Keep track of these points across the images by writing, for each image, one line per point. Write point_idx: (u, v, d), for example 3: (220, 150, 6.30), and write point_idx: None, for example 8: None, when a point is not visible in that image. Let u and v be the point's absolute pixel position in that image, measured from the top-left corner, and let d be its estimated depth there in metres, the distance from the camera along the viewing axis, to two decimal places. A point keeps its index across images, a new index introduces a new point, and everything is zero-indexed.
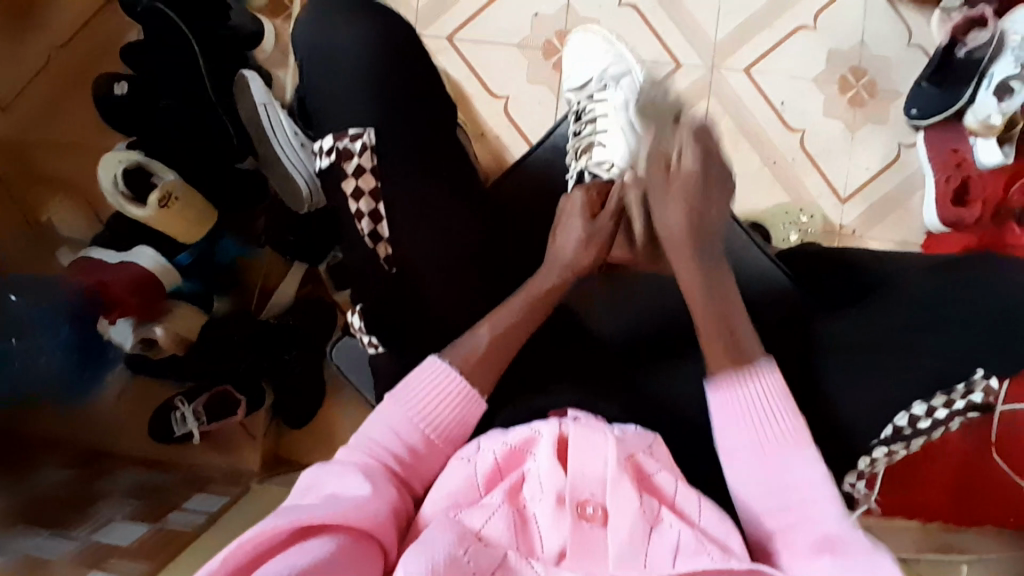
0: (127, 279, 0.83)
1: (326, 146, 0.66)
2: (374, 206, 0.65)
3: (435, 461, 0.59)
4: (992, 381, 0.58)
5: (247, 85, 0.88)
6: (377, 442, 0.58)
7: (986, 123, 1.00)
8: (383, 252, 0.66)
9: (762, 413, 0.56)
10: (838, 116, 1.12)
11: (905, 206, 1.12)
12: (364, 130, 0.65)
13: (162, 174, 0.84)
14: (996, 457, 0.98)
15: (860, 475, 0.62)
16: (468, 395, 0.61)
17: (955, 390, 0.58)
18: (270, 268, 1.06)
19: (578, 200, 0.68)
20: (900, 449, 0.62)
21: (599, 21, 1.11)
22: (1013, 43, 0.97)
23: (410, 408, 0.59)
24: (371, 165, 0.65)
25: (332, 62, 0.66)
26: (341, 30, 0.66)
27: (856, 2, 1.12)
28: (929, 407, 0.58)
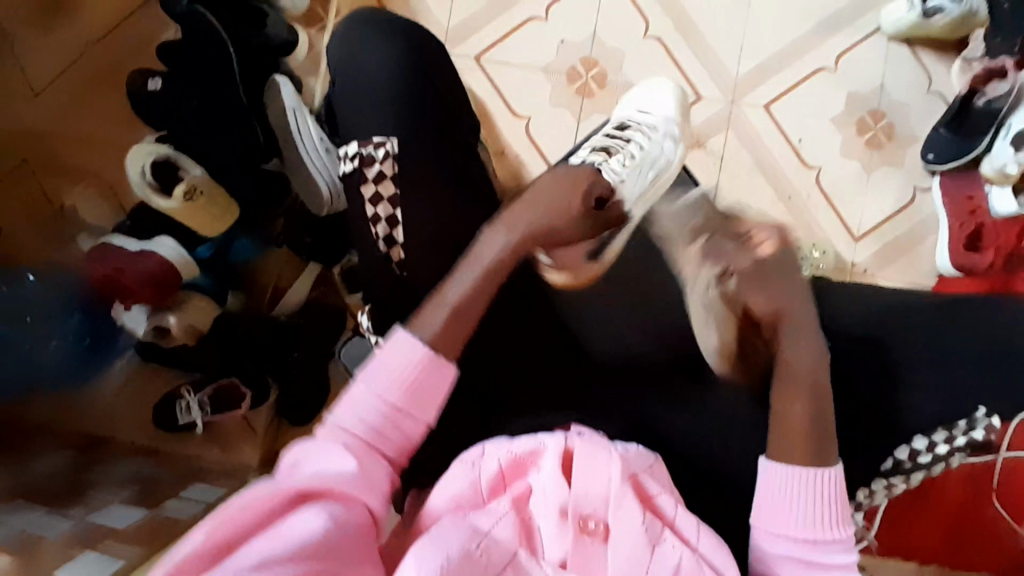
0: (143, 268, 0.85)
1: (349, 152, 0.69)
2: (392, 211, 0.67)
3: (407, 429, 0.57)
4: (995, 420, 0.60)
5: (278, 90, 0.92)
6: (345, 421, 0.57)
7: (1001, 172, 1.00)
8: (397, 257, 0.67)
9: (818, 501, 0.57)
10: (855, 157, 1.13)
11: (918, 248, 1.12)
12: (388, 138, 0.68)
13: (189, 168, 0.87)
14: (996, 505, 0.94)
15: (859, 505, 0.63)
16: (431, 364, 0.58)
17: (956, 426, 0.60)
18: (284, 268, 1.08)
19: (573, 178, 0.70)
20: (899, 484, 0.63)
21: (622, 49, 1.14)
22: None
23: (373, 385, 0.57)
24: (390, 173, 0.67)
25: (363, 73, 0.69)
26: (374, 46, 0.70)
27: (877, 48, 1.15)
28: (930, 442, 0.60)
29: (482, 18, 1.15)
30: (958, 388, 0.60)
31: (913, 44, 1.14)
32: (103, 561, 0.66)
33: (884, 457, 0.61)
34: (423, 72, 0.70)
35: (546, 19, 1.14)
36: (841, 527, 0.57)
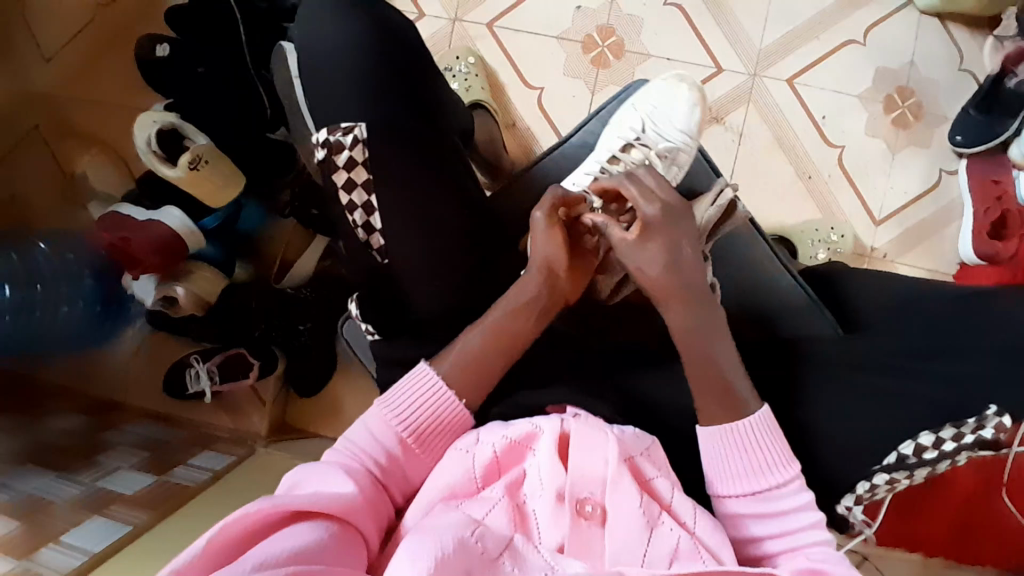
0: (152, 236, 0.85)
1: (319, 140, 0.67)
2: (367, 198, 0.66)
3: (416, 469, 0.58)
4: (1004, 419, 0.55)
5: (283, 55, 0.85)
6: (357, 446, 0.57)
7: None
8: (375, 244, 0.67)
9: (754, 453, 0.57)
10: (880, 136, 1.09)
11: (942, 234, 1.09)
12: (356, 124, 0.66)
13: (194, 137, 0.86)
14: (1003, 499, 0.94)
15: (858, 497, 0.62)
16: (452, 405, 0.60)
17: (965, 424, 0.57)
18: (291, 240, 1.06)
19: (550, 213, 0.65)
20: (902, 480, 0.60)
21: (641, 18, 1.09)
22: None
23: (390, 413, 0.58)
24: (361, 159, 0.66)
25: (356, 42, 0.67)
26: (371, 12, 0.68)
27: (908, 21, 1.09)
28: (936, 438, 0.58)
29: None
30: (969, 383, 0.58)
31: (947, 18, 1.09)
32: (111, 527, 0.67)
33: (887, 452, 0.60)
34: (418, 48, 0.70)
35: None
36: (789, 478, 0.57)
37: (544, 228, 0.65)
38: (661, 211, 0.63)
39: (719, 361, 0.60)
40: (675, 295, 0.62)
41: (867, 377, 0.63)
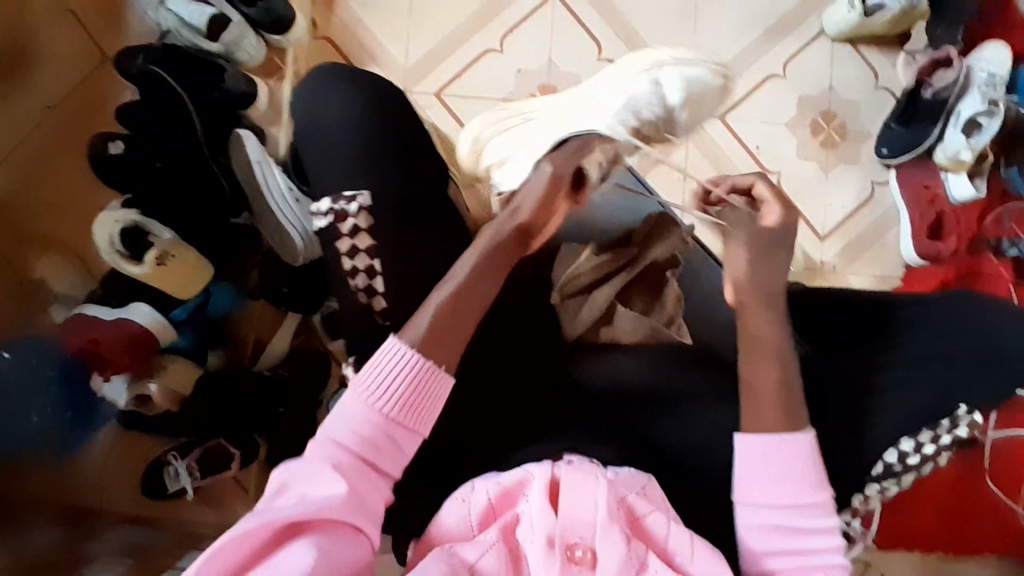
0: (122, 336, 0.85)
1: (323, 208, 0.69)
2: (369, 262, 0.68)
3: (404, 441, 0.60)
4: (974, 416, 0.61)
5: (242, 142, 0.92)
6: (348, 433, 0.58)
7: (955, 159, 1.08)
8: (379, 306, 0.68)
9: (794, 474, 0.60)
10: (811, 158, 1.17)
11: (881, 243, 1.17)
12: (359, 192, 0.69)
13: (158, 233, 0.86)
14: (989, 486, 1.03)
15: (854, 511, 0.65)
16: (431, 370, 0.61)
17: (940, 426, 0.62)
18: (262, 319, 1.06)
19: (541, 176, 0.70)
20: (891, 487, 0.64)
21: (580, 74, 1.16)
22: (982, 80, 1.06)
23: (371, 390, 0.59)
24: (365, 225, 0.68)
25: (324, 130, 0.71)
26: (336, 97, 0.72)
27: (823, 50, 1.19)
28: (916, 443, 0.61)
29: (439, 55, 1.16)
30: (947, 381, 0.63)
31: (857, 44, 1.19)
32: None
33: (873, 461, 0.63)
34: (382, 123, 0.72)
35: (502, 51, 1.16)
36: (819, 495, 0.60)
37: (548, 172, 0.70)
38: (783, 215, 0.68)
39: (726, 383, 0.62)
40: (754, 299, 0.65)
41: (839, 393, 0.66)
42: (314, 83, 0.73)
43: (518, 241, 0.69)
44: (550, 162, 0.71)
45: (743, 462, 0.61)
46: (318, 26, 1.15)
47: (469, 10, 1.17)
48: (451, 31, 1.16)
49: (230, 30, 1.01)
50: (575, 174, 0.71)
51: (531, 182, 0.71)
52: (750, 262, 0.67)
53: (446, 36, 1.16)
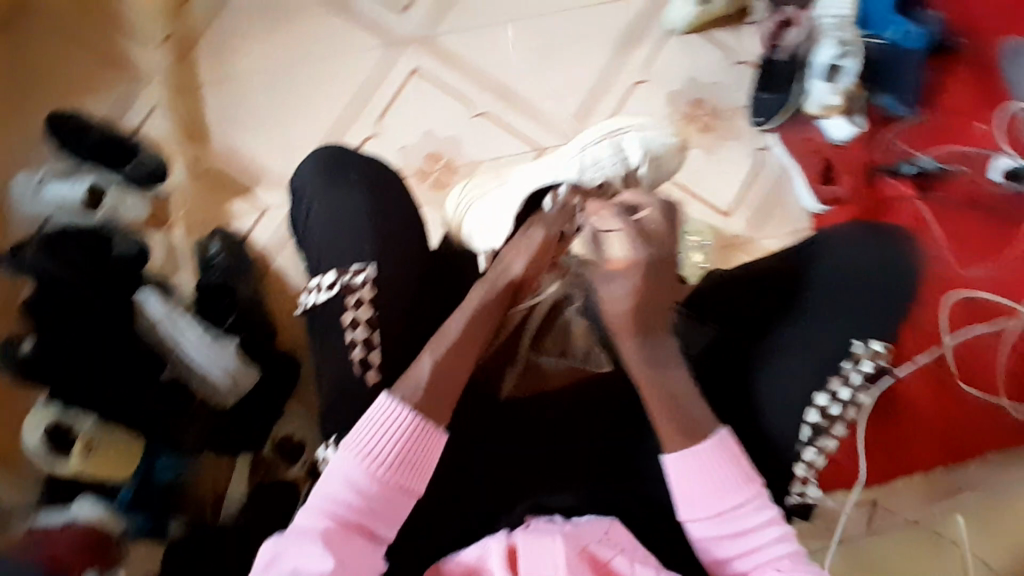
0: (66, 540, 0.80)
1: (327, 282, 0.74)
2: (370, 333, 0.72)
3: (397, 503, 0.61)
4: (873, 348, 0.69)
5: (143, 306, 0.94)
6: (339, 504, 0.60)
7: (825, 106, 1.14)
8: (373, 379, 0.71)
9: (710, 477, 0.63)
10: (695, 145, 1.22)
11: (784, 201, 1.22)
12: (366, 265, 0.74)
13: (77, 422, 0.88)
14: (963, 388, 1.14)
15: (802, 481, 0.70)
16: (422, 434, 0.62)
17: (845, 370, 0.69)
18: (218, 472, 1.03)
19: (536, 235, 0.73)
20: (829, 445, 0.69)
21: (459, 135, 1.20)
22: (830, 25, 1.13)
23: (364, 454, 0.61)
24: (370, 296, 0.73)
25: (333, 220, 0.76)
26: (343, 191, 0.77)
27: (675, 46, 1.25)
28: (830, 394, 0.68)
29: None
30: (846, 320, 0.70)
31: (704, 31, 1.25)
32: None
33: (800, 424, 0.69)
34: (381, 209, 0.76)
35: (381, 134, 1.19)
36: (745, 492, 0.63)
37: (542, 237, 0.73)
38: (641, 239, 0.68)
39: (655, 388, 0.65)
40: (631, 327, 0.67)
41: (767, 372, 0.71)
42: (330, 176, 0.78)
43: (499, 299, 0.70)
44: (541, 230, 0.73)
45: (673, 482, 0.64)
46: (199, 164, 1.17)
47: (340, 106, 1.20)
48: (326, 131, 1.19)
49: (108, 198, 1.01)
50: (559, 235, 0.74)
51: (523, 247, 0.73)
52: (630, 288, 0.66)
53: (324, 136, 1.19)
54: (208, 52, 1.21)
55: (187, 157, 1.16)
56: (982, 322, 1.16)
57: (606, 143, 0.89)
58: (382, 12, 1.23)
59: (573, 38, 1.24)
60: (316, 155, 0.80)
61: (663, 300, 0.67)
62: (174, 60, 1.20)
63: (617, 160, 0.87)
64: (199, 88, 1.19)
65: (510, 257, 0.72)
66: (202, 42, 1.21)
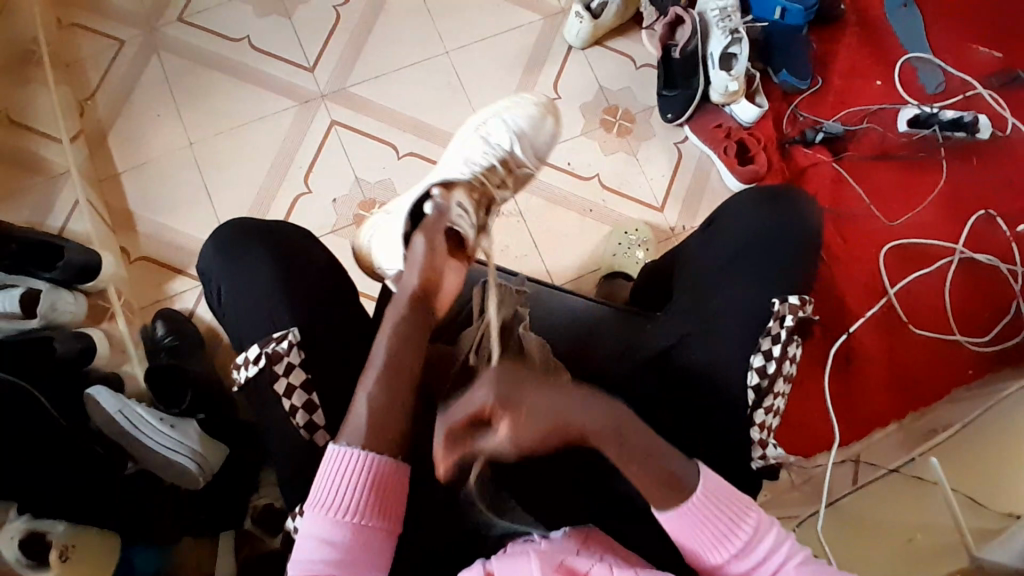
0: None
1: (253, 356, 0.73)
2: (307, 396, 0.72)
3: (376, 545, 0.62)
4: (789, 301, 0.71)
5: (96, 401, 0.88)
6: (317, 562, 0.60)
7: (728, 92, 1.23)
8: (323, 439, 0.71)
9: (714, 522, 0.60)
10: (616, 149, 1.27)
11: (708, 188, 1.27)
12: (288, 330, 0.74)
13: (52, 527, 0.81)
14: (912, 330, 1.23)
15: (761, 446, 0.72)
16: (382, 475, 0.62)
17: (772, 328, 0.71)
18: (200, 554, 1.01)
19: (419, 245, 0.74)
20: (775, 402, 0.72)
21: (389, 178, 1.22)
22: (715, 18, 1.25)
23: (328, 510, 0.61)
24: (299, 360, 0.73)
25: (251, 288, 0.77)
26: (253, 258, 0.78)
27: (579, 60, 1.31)
28: (763, 354, 0.70)
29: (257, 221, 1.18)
30: (758, 283, 0.74)
31: (603, 42, 1.31)
32: None
33: (746, 390, 0.71)
34: (293, 270, 0.78)
35: (311, 190, 1.20)
36: (750, 523, 0.60)
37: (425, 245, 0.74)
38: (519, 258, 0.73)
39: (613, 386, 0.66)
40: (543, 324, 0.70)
41: (709, 345, 0.74)
42: (236, 249, 0.79)
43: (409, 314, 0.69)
44: (421, 236, 0.75)
45: (683, 538, 0.61)
46: (130, 252, 1.16)
47: (265, 170, 1.21)
48: (257, 196, 1.20)
49: (42, 300, 0.99)
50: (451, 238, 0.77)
51: (411, 264, 0.74)
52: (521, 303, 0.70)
53: (254, 202, 1.19)
54: (121, 141, 1.21)
55: (116, 246, 1.15)
56: (918, 269, 1.26)
57: (473, 135, 0.91)
58: (291, 74, 1.25)
59: (482, 69, 1.28)
60: (218, 233, 0.81)
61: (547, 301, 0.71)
62: (87, 154, 1.20)
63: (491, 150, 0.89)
64: (118, 177, 1.19)
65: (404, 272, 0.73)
66: (114, 132, 1.21)
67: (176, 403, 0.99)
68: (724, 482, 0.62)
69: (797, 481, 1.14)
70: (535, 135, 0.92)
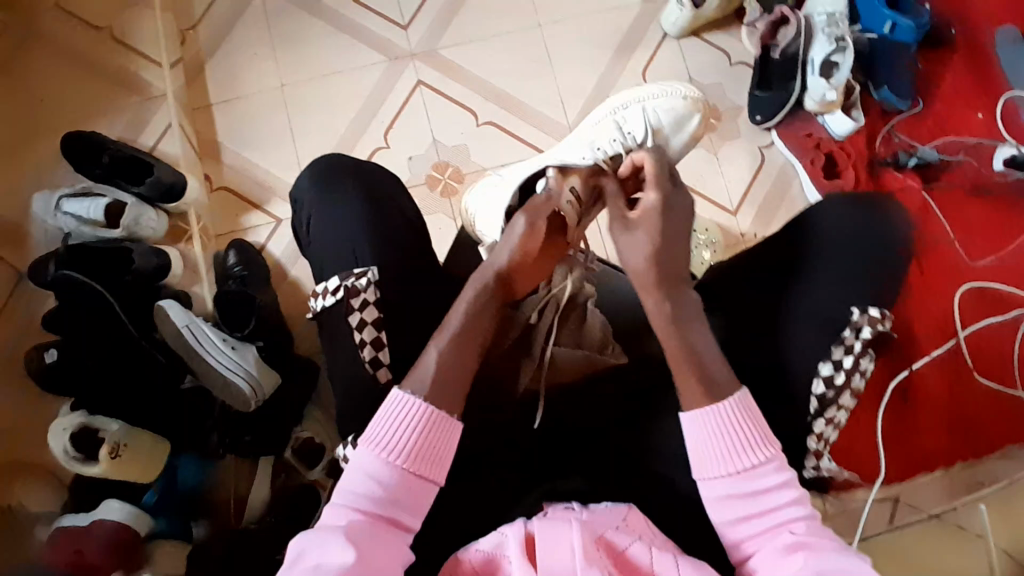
0: (104, 538, 0.85)
1: (333, 287, 0.75)
2: (377, 334, 0.73)
3: (420, 492, 0.63)
4: (870, 314, 0.71)
5: (166, 314, 0.94)
6: (362, 496, 0.61)
7: (824, 101, 1.18)
8: (385, 378, 0.72)
9: (730, 437, 0.64)
10: (697, 145, 1.24)
11: (787, 197, 1.23)
12: (368, 268, 0.76)
13: (105, 426, 0.87)
14: (980, 379, 1.16)
15: (818, 455, 0.71)
16: (434, 426, 0.64)
17: (846, 338, 0.70)
18: (238, 478, 1.04)
19: (519, 224, 0.74)
20: (838, 415, 0.71)
21: (465, 144, 1.22)
22: (822, 23, 1.19)
23: (380, 448, 0.63)
24: (374, 298, 0.74)
25: (335, 219, 0.80)
26: (341, 192, 0.81)
27: (673, 49, 1.27)
28: (833, 364, 0.70)
29: None
30: (840, 291, 0.73)
31: (701, 33, 1.28)
32: None
33: (807, 399, 0.71)
34: (378, 208, 0.81)
35: (389, 145, 1.22)
36: (765, 448, 0.64)
37: (525, 224, 0.74)
38: (660, 201, 0.72)
39: (685, 357, 0.66)
40: (656, 289, 0.70)
41: (778, 343, 0.73)
42: (326, 182, 0.82)
43: (498, 286, 0.72)
44: (524, 215, 0.74)
45: (696, 447, 0.65)
46: (212, 179, 1.20)
47: (348, 119, 1.23)
48: (337, 144, 1.22)
49: (127, 212, 1.04)
50: (552, 220, 0.76)
51: (508, 233, 0.74)
52: (652, 248, 0.70)
53: (333, 149, 1.22)
54: (217, 72, 1.25)
55: (201, 172, 1.19)
56: (994, 314, 1.18)
57: (608, 121, 0.96)
58: (384, 28, 1.27)
59: (573, 47, 1.26)
60: (311, 165, 0.84)
61: (678, 272, 0.70)
62: (183, 81, 1.24)
63: (622, 138, 0.92)
64: (210, 107, 1.23)
65: (498, 248, 0.74)
66: (210, 62, 1.25)
67: (239, 327, 1.01)
68: (758, 412, 0.65)
69: (832, 512, 1.10)
70: (670, 132, 0.93)
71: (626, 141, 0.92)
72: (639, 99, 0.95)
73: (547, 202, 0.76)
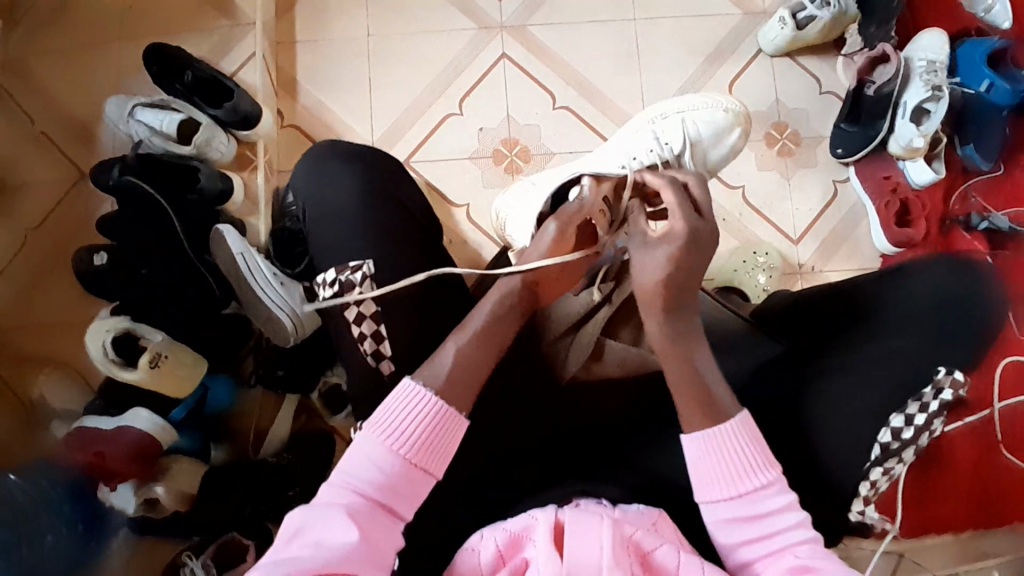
0: (124, 445, 0.86)
1: (330, 279, 0.75)
2: (375, 327, 0.71)
3: (419, 485, 0.62)
4: (954, 377, 0.70)
5: (223, 237, 0.94)
6: (363, 481, 0.60)
7: (910, 147, 1.14)
8: (387, 369, 0.71)
9: (730, 457, 0.63)
10: (771, 167, 1.21)
11: (854, 236, 1.20)
12: (363, 261, 0.74)
13: (148, 335, 0.88)
14: (1005, 454, 1.12)
15: (864, 501, 0.70)
16: (441, 421, 0.63)
17: (923, 396, 0.69)
18: (263, 409, 1.06)
19: (552, 227, 0.72)
20: (894, 468, 0.70)
21: (537, 125, 1.21)
22: (922, 68, 1.16)
23: (385, 435, 0.61)
24: (370, 293, 0.72)
25: (328, 198, 0.78)
26: (332, 171, 0.80)
27: (764, 66, 1.24)
28: (905, 417, 0.69)
29: (404, 123, 1.21)
30: (925, 351, 0.72)
31: (795, 55, 1.25)
32: None
33: (871, 445, 0.69)
34: (370, 190, 0.79)
35: (462, 113, 1.21)
36: (765, 470, 0.63)
37: (554, 232, 0.72)
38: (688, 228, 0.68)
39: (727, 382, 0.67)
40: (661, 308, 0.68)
41: (836, 382, 0.72)
42: (318, 163, 0.81)
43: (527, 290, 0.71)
44: (556, 222, 0.73)
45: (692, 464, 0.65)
46: (284, 116, 1.21)
47: (428, 79, 1.22)
48: (412, 103, 1.21)
49: (202, 131, 1.05)
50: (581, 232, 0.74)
51: (539, 237, 0.73)
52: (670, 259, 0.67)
53: (407, 105, 1.21)
54: (307, 10, 1.24)
55: (275, 107, 1.19)
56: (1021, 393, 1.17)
57: (648, 129, 0.96)
58: None
59: (663, 46, 1.24)
60: (304, 154, 0.83)
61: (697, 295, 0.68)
62: (273, 13, 1.24)
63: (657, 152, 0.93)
64: (294, 44, 1.23)
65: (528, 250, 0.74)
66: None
67: (291, 264, 1.03)
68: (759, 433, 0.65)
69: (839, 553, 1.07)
70: (709, 146, 0.95)
71: (661, 152, 0.93)
72: (681, 109, 0.96)
73: (576, 206, 0.74)
